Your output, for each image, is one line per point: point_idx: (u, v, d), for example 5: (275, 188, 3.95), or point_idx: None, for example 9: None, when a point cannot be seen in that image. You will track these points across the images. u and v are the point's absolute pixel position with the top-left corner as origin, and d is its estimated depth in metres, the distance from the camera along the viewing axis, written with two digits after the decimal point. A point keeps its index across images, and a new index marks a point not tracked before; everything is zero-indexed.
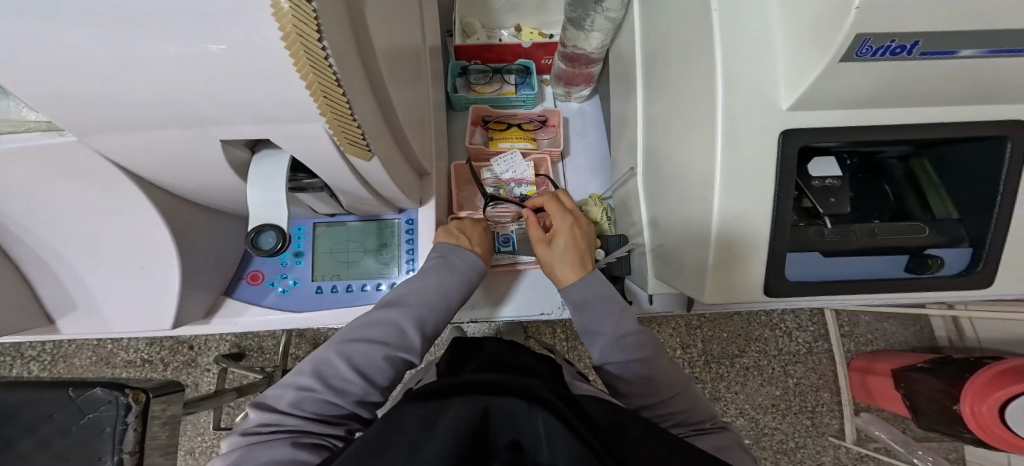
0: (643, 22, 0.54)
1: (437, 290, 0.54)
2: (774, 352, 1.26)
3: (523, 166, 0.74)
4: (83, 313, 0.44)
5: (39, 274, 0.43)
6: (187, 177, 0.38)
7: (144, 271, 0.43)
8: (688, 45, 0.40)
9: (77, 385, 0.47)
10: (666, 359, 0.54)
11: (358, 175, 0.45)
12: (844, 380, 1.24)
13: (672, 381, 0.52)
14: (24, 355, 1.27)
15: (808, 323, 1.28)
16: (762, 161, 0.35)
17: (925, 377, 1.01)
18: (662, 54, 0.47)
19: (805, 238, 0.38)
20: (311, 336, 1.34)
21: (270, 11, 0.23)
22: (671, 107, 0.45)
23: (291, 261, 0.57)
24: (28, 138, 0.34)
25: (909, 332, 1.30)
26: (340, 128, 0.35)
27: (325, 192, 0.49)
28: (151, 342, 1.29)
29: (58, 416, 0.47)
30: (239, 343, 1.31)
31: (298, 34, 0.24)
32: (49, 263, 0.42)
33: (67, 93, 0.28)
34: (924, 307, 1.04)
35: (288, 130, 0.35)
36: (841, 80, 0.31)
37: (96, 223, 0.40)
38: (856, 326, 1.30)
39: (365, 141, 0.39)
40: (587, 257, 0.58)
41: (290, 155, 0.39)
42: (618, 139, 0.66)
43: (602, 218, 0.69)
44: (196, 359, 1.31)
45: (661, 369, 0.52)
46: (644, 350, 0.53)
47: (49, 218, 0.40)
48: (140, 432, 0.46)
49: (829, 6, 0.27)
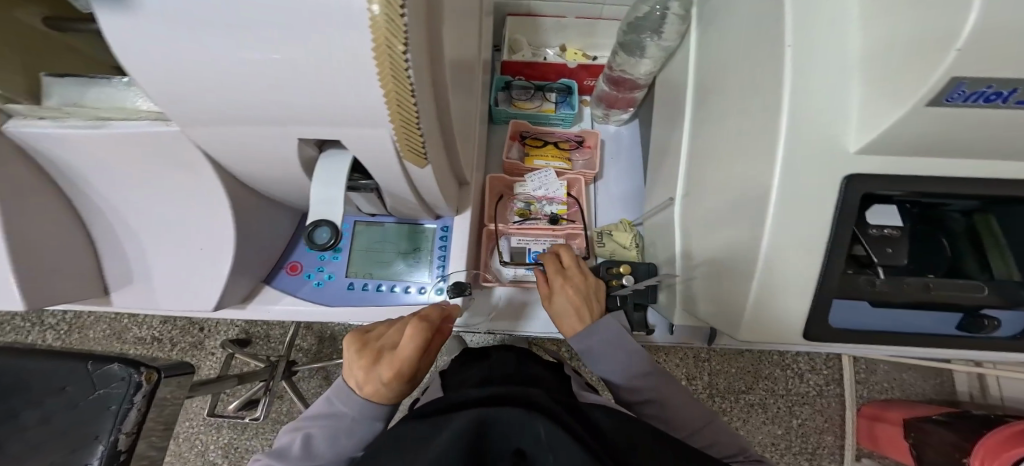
0: (697, 53, 0.55)
1: (324, 440, 0.47)
2: (781, 391, 1.24)
3: (556, 184, 0.74)
4: (133, 289, 0.44)
5: (100, 244, 0.42)
6: (258, 168, 0.40)
7: (201, 251, 0.43)
8: (749, 83, 0.40)
9: (96, 359, 0.47)
10: (679, 389, 0.53)
11: (409, 180, 0.46)
12: (851, 425, 1.22)
13: (687, 411, 0.51)
14: (42, 323, 1.30)
15: (822, 367, 1.27)
16: (820, 201, 0.35)
17: (939, 429, 1.00)
18: (719, 87, 0.48)
19: (853, 287, 0.37)
20: (317, 330, 1.35)
21: (367, 23, 0.25)
22: (722, 142, 0.46)
23: (327, 256, 0.58)
24: (138, 125, 0.34)
25: (929, 384, 1.27)
26: (403, 131, 0.36)
27: (374, 193, 0.50)
28: (164, 320, 1.31)
29: (70, 390, 0.46)
30: (247, 330, 1.32)
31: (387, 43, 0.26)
32: (111, 231, 0.42)
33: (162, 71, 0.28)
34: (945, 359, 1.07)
35: (361, 128, 0.36)
36: (921, 125, 0.30)
37: (161, 198, 0.40)
38: (872, 373, 1.29)
39: (423, 150, 0.40)
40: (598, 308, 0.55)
41: (353, 156, 0.40)
42: (658, 166, 0.67)
43: (630, 245, 0.69)
44: (204, 341, 1.31)
45: (673, 403, 0.51)
46: (652, 384, 0.52)
47: (115, 192, 0.40)
48: (142, 413, 0.45)
49: (923, 44, 0.26)
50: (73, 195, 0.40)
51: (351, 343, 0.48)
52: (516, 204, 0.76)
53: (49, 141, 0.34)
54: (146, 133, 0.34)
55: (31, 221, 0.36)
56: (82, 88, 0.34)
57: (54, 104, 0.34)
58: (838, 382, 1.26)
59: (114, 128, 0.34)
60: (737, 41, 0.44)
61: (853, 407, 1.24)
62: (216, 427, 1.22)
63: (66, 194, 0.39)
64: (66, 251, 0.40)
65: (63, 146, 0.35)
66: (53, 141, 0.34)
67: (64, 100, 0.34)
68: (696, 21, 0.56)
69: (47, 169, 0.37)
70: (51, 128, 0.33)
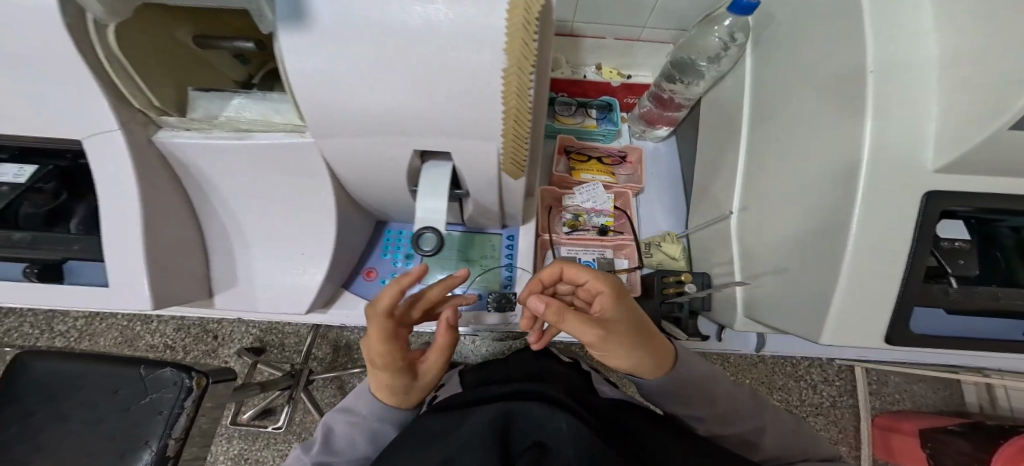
0: (754, 75, 0.60)
1: (344, 436, 0.45)
2: (796, 403, 1.26)
3: (604, 197, 0.77)
4: (241, 290, 0.48)
5: (212, 243, 0.47)
6: (364, 162, 0.44)
7: (302, 255, 0.48)
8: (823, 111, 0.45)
9: (149, 365, 0.50)
10: (723, 385, 0.51)
11: (499, 190, 0.48)
12: (865, 436, 1.25)
13: (731, 409, 0.50)
14: (52, 330, 1.28)
15: (834, 378, 1.30)
16: (901, 211, 0.37)
17: (953, 439, 1.04)
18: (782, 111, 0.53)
19: (932, 294, 0.39)
20: (333, 338, 1.33)
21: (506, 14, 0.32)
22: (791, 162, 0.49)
23: (400, 262, 0.60)
24: (276, 136, 0.40)
25: (938, 396, 1.32)
26: (511, 143, 0.40)
27: (458, 202, 0.52)
28: (178, 328, 1.29)
29: (121, 393, 0.49)
30: (261, 338, 1.30)
31: (521, 23, 0.33)
32: (226, 233, 0.46)
33: (332, 74, 0.35)
34: (955, 371, 1.13)
35: (479, 135, 0.40)
36: (1005, 144, 0.33)
37: (281, 205, 0.45)
38: (884, 385, 1.32)
39: (524, 163, 0.43)
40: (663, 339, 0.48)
41: (454, 166, 0.44)
42: (704, 181, 0.71)
43: (676, 257, 0.72)
44: (217, 349, 1.30)
45: (715, 402, 0.50)
46: (695, 386, 0.49)
47: (237, 195, 0.44)
48: (190, 417, 0.49)
49: (1016, 72, 0.30)
50: (202, 197, 0.44)
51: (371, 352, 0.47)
52: (565, 216, 0.78)
53: (191, 149, 0.39)
54: (286, 144, 0.40)
55: (164, 227, 0.40)
56: (220, 99, 0.40)
57: (195, 114, 0.40)
58: (850, 393, 1.29)
59: (256, 138, 0.40)
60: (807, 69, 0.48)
61: (867, 418, 1.26)
62: (229, 439, 1.20)
63: (197, 195, 0.44)
64: (186, 252, 0.44)
65: (204, 155, 0.40)
66: (197, 150, 0.39)
67: (207, 113, 0.40)
68: (750, 50, 0.61)
69: (182, 176, 0.41)
70: (195, 138, 0.39)
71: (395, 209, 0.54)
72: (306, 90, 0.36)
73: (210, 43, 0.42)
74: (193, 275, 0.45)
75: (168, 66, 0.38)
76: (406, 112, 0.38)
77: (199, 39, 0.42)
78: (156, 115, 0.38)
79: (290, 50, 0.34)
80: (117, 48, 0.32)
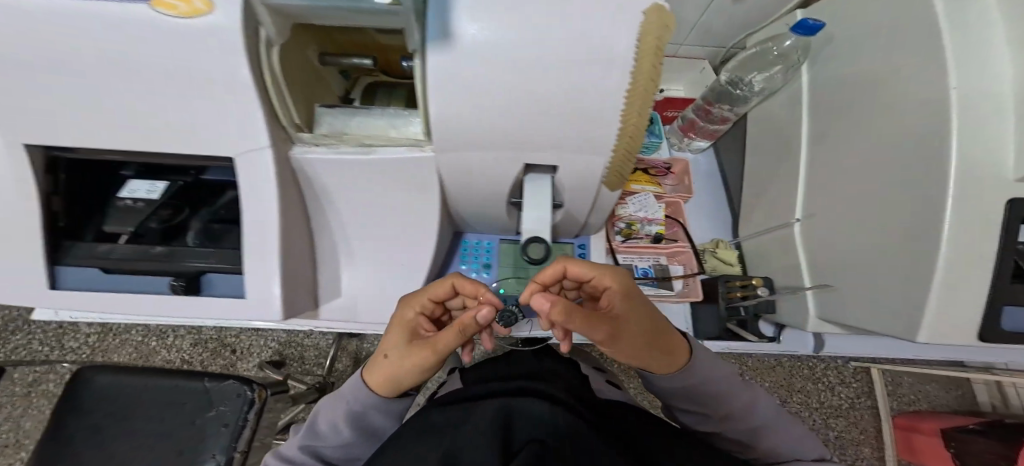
0: (812, 91, 0.64)
1: (327, 420, 0.42)
2: (815, 404, 1.29)
3: (655, 207, 0.79)
4: (345, 297, 0.52)
5: (321, 253, 0.50)
6: (468, 173, 0.45)
7: (401, 265, 0.51)
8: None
9: (211, 380, 0.70)
10: (750, 401, 0.44)
11: (592, 202, 0.50)
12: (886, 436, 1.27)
13: (753, 428, 0.44)
14: (64, 347, 1.23)
15: (851, 379, 1.33)
16: (988, 219, 0.40)
17: (977, 437, 1.06)
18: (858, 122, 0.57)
19: (1018, 295, 0.42)
20: (352, 349, 1.25)
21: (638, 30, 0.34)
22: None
23: (482, 271, 0.62)
24: (400, 151, 0.43)
25: (951, 396, 1.36)
26: (620, 158, 0.43)
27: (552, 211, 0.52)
28: (195, 342, 1.24)
29: (189, 405, 0.69)
30: (280, 351, 1.24)
31: (652, 39, 0.35)
32: (335, 243, 0.50)
33: (469, 85, 0.37)
34: (968, 370, 1.17)
35: (591, 150, 0.42)
36: None
37: (391, 217, 0.48)
38: (899, 386, 1.36)
39: (626, 174, 0.45)
40: (682, 346, 0.42)
41: (554, 179, 0.47)
42: (759, 188, 0.75)
43: (732, 261, 0.75)
44: (235, 364, 1.23)
45: (735, 417, 0.44)
46: (712, 396, 0.43)
47: (350, 205, 0.47)
48: (251, 425, 0.69)
49: None
50: (320, 208, 0.47)
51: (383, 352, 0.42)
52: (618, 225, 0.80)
53: (319, 164, 0.43)
54: (407, 158, 0.43)
55: (293, 238, 0.44)
56: (348, 119, 0.44)
57: (322, 131, 0.43)
58: (868, 394, 1.32)
59: (381, 153, 0.43)
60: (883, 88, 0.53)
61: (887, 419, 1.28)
62: None
63: (316, 206, 0.47)
64: (306, 265, 0.47)
65: (327, 169, 0.43)
66: (323, 165, 0.43)
67: (332, 127, 0.44)
68: (807, 72, 0.66)
69: (307, 192, 0.45)
70: (325, 153, 0.42)
71: (478, 220, 0.55)
72: (448, 106, 0.38)
73: (330, 59, 0.46)
74: (306, 286, 0.48)
75: (303, 86, 0.43)
76: (525, 129, 0.40)
77: (322, 56, 0.45)
78: (293, 132, 0.41)
79: (435, 69, 0.36)
80: (277, 70, 0.37)
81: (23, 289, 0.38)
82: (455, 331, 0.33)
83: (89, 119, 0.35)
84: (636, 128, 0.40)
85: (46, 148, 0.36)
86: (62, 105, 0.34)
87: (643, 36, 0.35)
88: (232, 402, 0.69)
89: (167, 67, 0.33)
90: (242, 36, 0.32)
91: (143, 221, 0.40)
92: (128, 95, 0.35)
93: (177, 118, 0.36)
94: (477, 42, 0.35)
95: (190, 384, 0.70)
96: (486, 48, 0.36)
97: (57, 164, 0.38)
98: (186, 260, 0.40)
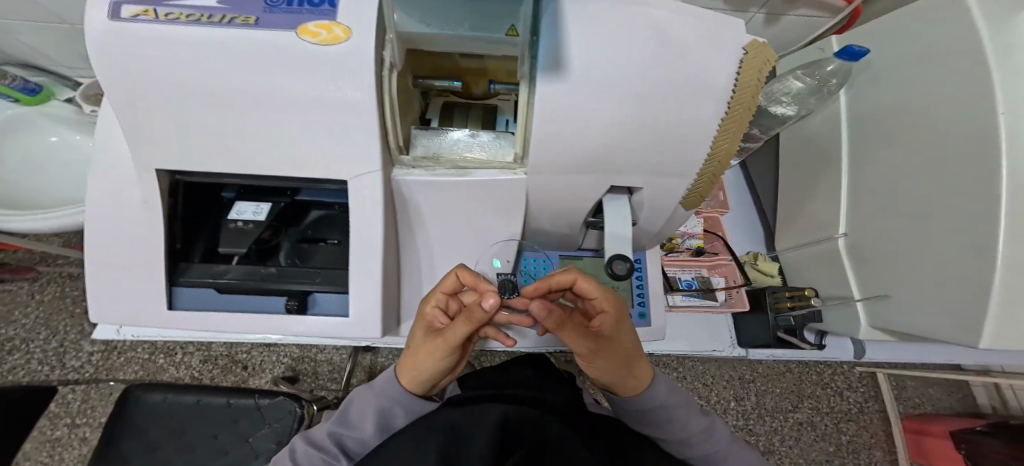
0: (851, 115, 0.72)
1: (358, 408, 0.46)
2: (826, 409, 1.27)
3: (694, 221, 0.82)
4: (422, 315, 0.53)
5: (405, 271, 0.51)
6: (555, 194, 0.47)
7: None
8: (951, 147, 0.54)
9: (263, 396, 0.69)
10: (699, 432, 0.46)
11: (664, 221, 0.52)
12: (898, 440, 1.23)
13: (694, 453, 0.47)
14: None
15: (858, 383, 1.30)
16: None
17: (988, 439, 1.07)
18: (906, 141, 0.62)
19: None
20: (368, 363, 1.19)
21: (739, 61, 0.38)
22: (920, 190, 0.59)
23: None
24: (493, 174, 0.44)
25: (953, 398, 1.34)
26: (705, 180, 0.45)
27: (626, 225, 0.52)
28: (205, 359, 1.15)
29: (242, 422, 0.68)
30: (294, 366, 1.18)
31: (753, 69, 0.38)
32: (417, 263, 0.51)
33: (577, 109, 0.38)
34: (970, 373, 1.19)
35: (679, 174, 0.44)
36: None
37: (474, 234, 0.50)
38: (904, 389, 1.32)
39: (703, 196, 0.48)
40: (643, 372, 0.44)
41: (632, 199, 0.49)
42: (803, 203, 0.81)
43: (772, 273, 0.80)
44: (247, 381, 1.15)
45: (680, 441, 0.47)
46: (663, 422, 0.46)
47: (438, 225, 0.49)
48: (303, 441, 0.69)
49: None
50: (408, 228, 0.48)
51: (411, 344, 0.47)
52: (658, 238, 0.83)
53: (416, 184, 0.44)
54: (501, 180, 0.44)
55: (389, 259, 0.45)
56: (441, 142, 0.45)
57: (417, 154, 0.44)
58: (875, 398, 1.29)
59: (476, 175, 0.44)
60: (933, 110, 0.57)
61: (897, 424, 1.25)
62: None
63: (405, 225, 0.48)
64: (394, 285, 0.48)
65: (424, 191, 0.45)
66: (420, 186, 0.44)
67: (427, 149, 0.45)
68: (847, 95, 0.73)
69: (400, 211, 0.46)
70: (423, 175, 0.44)
71: (546, 236, 0.57)
72: (556, 133, 0.40)
73: (423, 82, 0.49)
74: (391, 303, 0.49)
75: (404, 109, 0.46)
76: (620, 153, 0.42)
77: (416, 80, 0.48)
78: (395, 153, 0.43)
79: (544, 98, 0.37)
80: (394, 93, 0.39)
81: (142, 314, 0.39)
82: (464, 329, 0.38)
83: (189, 139, 0.36)
84: (725, 153, 0.43)
85: (172, 172, 0.38)
86: (193, 128, 0.35)
87: (745, 70, 0.38)
88: (283, 419, 0.69)
89: (300, 92, 0.35)
90: (372, 60, 0.35)
91: (254, 241, 0.41)
92: (262, 121, 0.36)
93: (302, 142, 0.38)
94: (590, 73, 0.37)
95: (244, 400, 0.69)
96: (596, 75, 0.37)
97: (177, 186, 0.39)
98: (295, 279, 0.42)
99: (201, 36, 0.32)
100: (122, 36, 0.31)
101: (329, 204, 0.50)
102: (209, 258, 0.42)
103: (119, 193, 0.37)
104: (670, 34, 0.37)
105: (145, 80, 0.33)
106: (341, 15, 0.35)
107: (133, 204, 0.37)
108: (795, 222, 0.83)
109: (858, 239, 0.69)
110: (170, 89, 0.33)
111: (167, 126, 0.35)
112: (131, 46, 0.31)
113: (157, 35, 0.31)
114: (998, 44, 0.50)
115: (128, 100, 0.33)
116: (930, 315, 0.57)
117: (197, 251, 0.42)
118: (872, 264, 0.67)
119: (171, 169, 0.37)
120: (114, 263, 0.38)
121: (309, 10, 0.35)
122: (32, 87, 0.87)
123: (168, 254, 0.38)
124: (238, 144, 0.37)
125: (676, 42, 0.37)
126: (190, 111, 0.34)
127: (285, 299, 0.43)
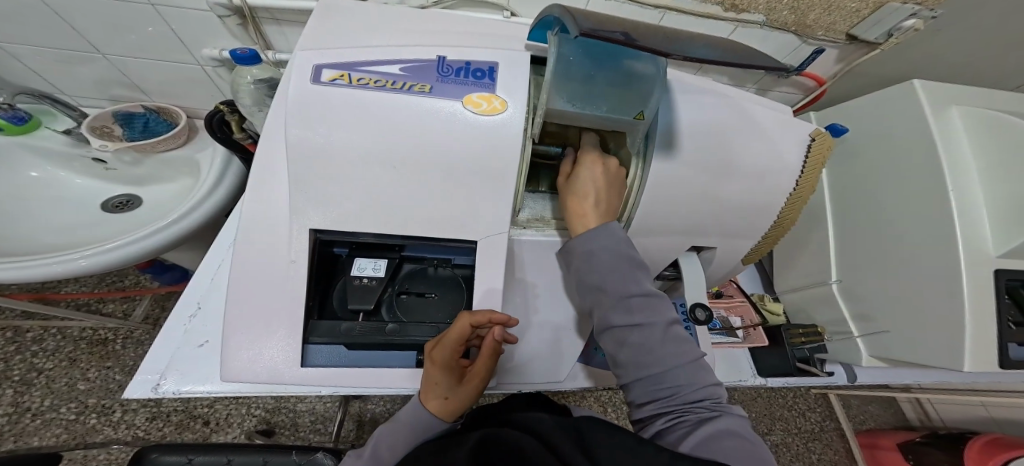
0: (829, 179, 0.87)
1: (390, 444, 0.40)
2: (795, 429, 1.37)
3: None
4: (509, 370, 0.49)
5: None
6: (646, 254, 0.52)
7: (567, 330, 0.51)
8: (913, 206, 0.70)
9: (302, 449, 0.58)
10: (634, 295, 0.41)
11: (728, 273, 0.59)
12: (855, 455, 1.34)
13: (627, 322, 0.40)
14: None
15: (814, 404, 1.44)
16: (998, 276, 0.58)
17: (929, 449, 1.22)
18: (876, 200, 0.77)
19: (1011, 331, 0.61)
20: (355, 411, 1.05)
21: (806, 149, 0.48)
22: (892, 242, 0.74)
23: None
24: None
25: (888, 413, 1.50)
26: (769, 239, 0.53)
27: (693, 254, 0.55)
28: (153, 415, 0.98)
29: None
30: (268, 418, 1.03)
31: (817, 152, 0.48)
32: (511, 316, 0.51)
33: (684, 177, 0.45)
34: (899, 388, 1.38)
35: (752, 237, 0.52)
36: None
37: (568, 286, 0.51)
38: (851, 407, 1.47)
39: (762, 252, 0.56)
40: (592, 213, 0.44)
41: (703, 256, 0.55)
42: (794, 250, 0.95)
43: (779, 312, 0.93)
44: (207, 439, 0.98)
45: (615, 304, 0.41)
46: (602, 271, 0.42)
47: (536, 278, 0.50)
48: None
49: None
50: (511, 283, 0.49)
51: (429, 381, 0.40)
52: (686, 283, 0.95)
53: (529, 243, 0.50)
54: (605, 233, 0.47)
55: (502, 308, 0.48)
56: (546, 206, 0.52)
57: (528, 216, 0.50)
58: (831, 417, 1.42)
59: None
60: (889, 178, 0.75)
61: (853, 439, 1.37)
62: None
63: (509, 280, 0.49)
64: None
65: (534, 249, 0.50)
66: (531, 244, 0.50)
67: (533, 212, 0.51)
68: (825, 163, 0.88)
69: (510, 266, 0.49)
70: (535, 236, 0.49)
71: None
72: (665, 199, 0.46)
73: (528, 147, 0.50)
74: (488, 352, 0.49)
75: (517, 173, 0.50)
76: (710, 220, 0.49)
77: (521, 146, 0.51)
78: (514, 223, 0.49)
79: (657, 167, 0.44)
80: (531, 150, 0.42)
81: (276, 372, 0.39)
82: (497, 355, 0.41)
83: (343, 193, 0.38)
84: (790, 218, 0.51)
85: (315, 232, 0.39)
86: (355, 185, 0.38)
87: (812, 154, 0.48)
88: None
89: (452, 152, 0.38)
90: (522, 124, 0.39)
91: (379, 297, 0.42)
92: (415, 176, 0.38)
93: (442, 198, 0.40)
94: (696, 148, 0.44)
95: (279, 458, 0.57)
96: (700, 148, 0.44)
97: (316, 244, 0.40)
98: (419, 334, 0.42)
99: (384, 102, 0.37)
100: (320, 95, 0.36)
101: (422, 257, 0.47)
102: (336, 315, 0.43)
103: (270, 243, 0.39)
104: (758, 128, 0.47)
105: (325, 139, 0.36)
106: (500, 89, 0.39)
107: (281, 262, 0.39)
108: (792, 267, 0.96)
109: (848, 282, 0.83)
110: (344, 148, 0.37)
111: (336, 186, 0.38)
112: (323, 104, 0.36)
113: (353, 97, 0.37)
114: (940, 129, 0.67)
115: (306, 153, 0.37)
116: (915, 344, 0.70)
117: (316, 308, 0.42)
118: (862, 304, 0.80)
119: (316, 229, 0.39)
120: (250, 316, 0.39)
121: (472, 81, 0.39)
122: (20, 116, 0.71)
123: (306, 306, 0.40)
124: (393, 203, 0.39)
125: (760, 130, 0.47)
126: (361, 167, 0.37)
127: (414, 352, 0.43)
